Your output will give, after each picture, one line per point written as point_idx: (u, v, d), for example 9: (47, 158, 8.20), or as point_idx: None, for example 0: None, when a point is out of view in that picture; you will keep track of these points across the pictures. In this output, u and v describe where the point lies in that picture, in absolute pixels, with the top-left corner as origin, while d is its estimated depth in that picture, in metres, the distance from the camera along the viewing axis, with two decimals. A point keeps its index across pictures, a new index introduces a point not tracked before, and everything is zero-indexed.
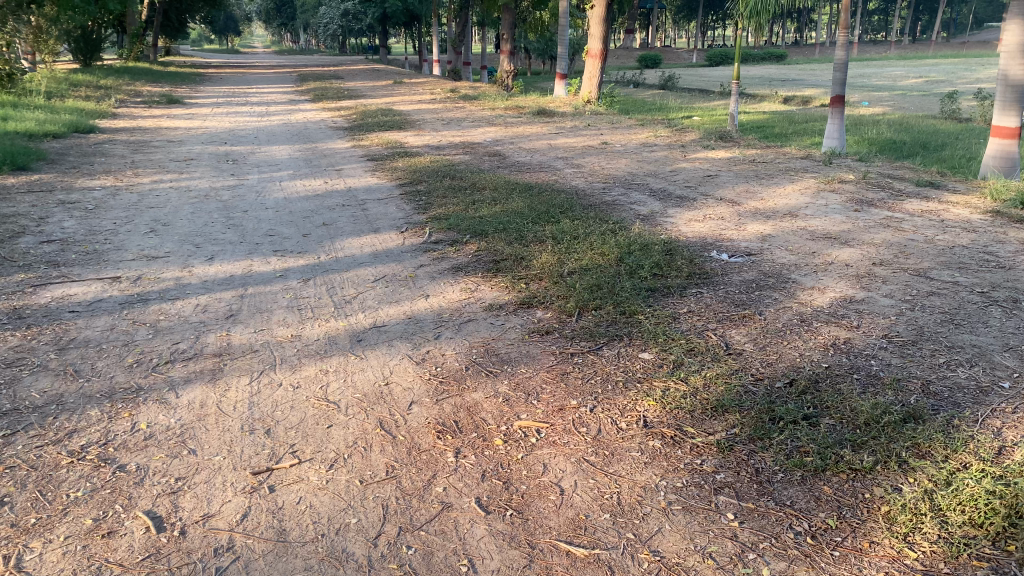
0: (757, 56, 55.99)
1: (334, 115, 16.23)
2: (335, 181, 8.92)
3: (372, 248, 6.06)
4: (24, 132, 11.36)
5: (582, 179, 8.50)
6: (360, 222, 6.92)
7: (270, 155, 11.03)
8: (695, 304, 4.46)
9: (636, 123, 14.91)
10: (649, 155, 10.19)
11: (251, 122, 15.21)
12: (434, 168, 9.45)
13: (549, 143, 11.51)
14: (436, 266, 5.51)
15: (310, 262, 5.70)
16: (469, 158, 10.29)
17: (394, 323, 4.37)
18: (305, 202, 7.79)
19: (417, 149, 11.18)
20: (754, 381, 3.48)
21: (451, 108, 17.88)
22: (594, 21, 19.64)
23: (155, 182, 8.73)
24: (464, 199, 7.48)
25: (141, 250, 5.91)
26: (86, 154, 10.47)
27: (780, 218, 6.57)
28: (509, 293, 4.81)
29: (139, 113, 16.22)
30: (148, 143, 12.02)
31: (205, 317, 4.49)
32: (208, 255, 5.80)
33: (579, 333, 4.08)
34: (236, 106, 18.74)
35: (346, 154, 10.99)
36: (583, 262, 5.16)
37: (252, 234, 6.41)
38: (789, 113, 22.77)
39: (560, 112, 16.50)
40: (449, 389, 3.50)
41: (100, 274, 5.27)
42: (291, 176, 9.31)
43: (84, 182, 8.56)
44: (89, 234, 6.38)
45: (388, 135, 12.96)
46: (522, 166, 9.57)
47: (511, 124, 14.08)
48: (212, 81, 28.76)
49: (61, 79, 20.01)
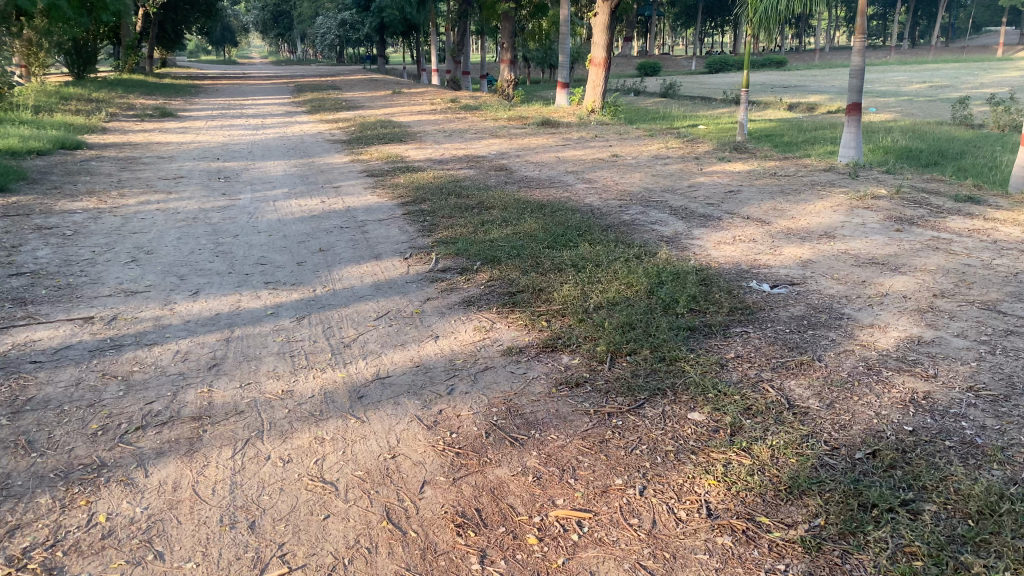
0: (757, 62, 55.60)
1: (332, 128, 15.74)
2: (332, 200, 8.39)
3: (373, 278, 5.52)
4: (6, 149, 10.85)
5: (596, 196, 7.97)
6: (359, 247, 6.39)
7: (263, 171, 10.49)
8: (743, 348, 3.91)
9: (644, 133, 14.43)
10: (664, 168, 9.68)
11: (246, 135, 14.74)
12: (437, 186, 8.92)
13: (556, 156, 10.98)
14: (444, 300, 4.97)
15: (305, 295, 5.16)
16: (474, 173, 9.76)
17: (400, 373, 3.83)
18: (300, 224, 7.26)
19: (419, 164, 10.66)
20: (829, 452, 2.94)
21: (452, 118, 17.37)
22: (598, 28, 19.10)
23: (141, 203, 8.20)
24: (472, 220, 6.95)
25: (120, 283, 5.38)
26: (71, 173, 9.95)
27: (817, 239, 6.04)
28: (528, 333, 4.27)
29: (130, 128, 15.74)
30: (137, 159, 11.50)
31: (185, 368, 3.95)
32: (193, 289, 5.26)
33: (614, 386, 3.54)
34: (231, 118, 18.24)
35: (344, 169, 10.48)
36: (611, 296, 4.62)
37: (242, 264, 5.87)
38: (797, 120, 22.33)
39: (564, 122, 16.02)
40: (468, 465, 2.96)
41: (72, 314, 4.74)
42: (286, 195, 8.78)
43: (65, 205, 8.02)
44: (63, 265, 5.84)
45: (387, 148, 12.43)
46: (530, 182, 9.04)
47: (515, 135, 13.58)
48: (208, 93, 28.30)
49: (51, 92, 19.53)
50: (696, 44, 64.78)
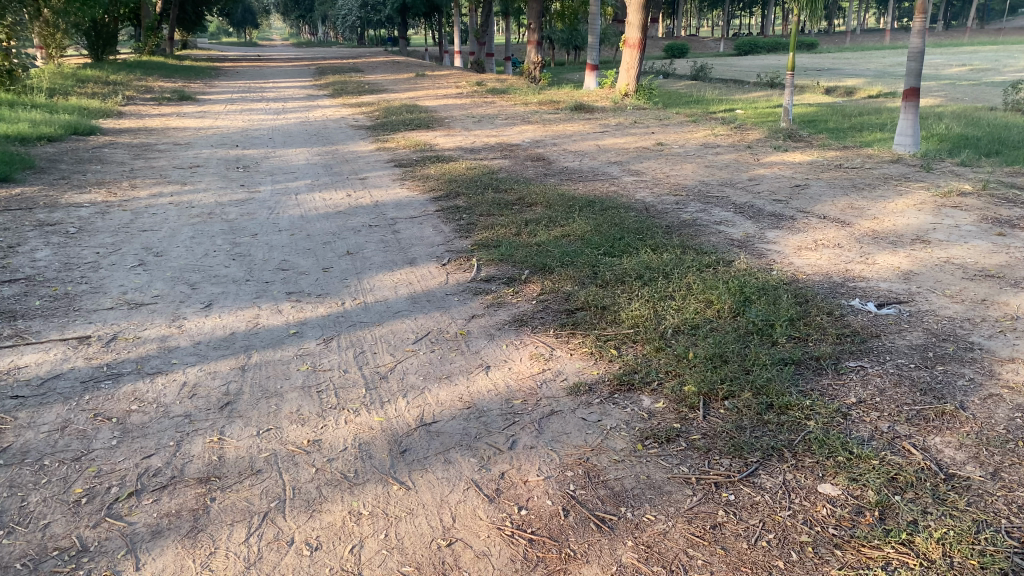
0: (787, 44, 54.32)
1: (355, 113, 15.08)
2: (359, 194, 7.75)
3: (408, 289, 4.87)
4: (15, 136, 10.28)
5: (647, 191, 7.27)
6: (391, 250, 5.74)
7: (285, 160, 9.86)
8: (864, 392, 3.22)
9: (685, 119, 13.65)
10: (716, 158, 8.94)
11: (267, 121, 14.12)
12: (472, 178, 8.25)
13: (596, 145, 10.26)
14: (492, 318, 4.31)
15: (332, 309, 4.51)
16: (510, 164, 9.07)
17: (449, 416, 3.18)
18: (325, 221, 6.63)
19: (449, 153, 9.98)
20: (1019, 551, 2.25)
21: (480, 103, 16.65)
22: (632, 8, 18.23)
23: (154, 196, 7.59)
24: (514, 219, 6.28)
25: (124, 293, 4.76)
26: (81, 161, 9.37)
27: (909, 245, 5.31)
28: (598, 365, 3.60)
29: (148, 112, 15.17)
30: (152, 146, 10.91)
31: (193, 407, 3.31)
32: (205, 301, 4.64)
33: (716, 444, 2.87)
34: (251, 102, 17.62)
35: (370, 159, 9.84)
36: (690, 316, 3.95)
37: (260, 270, 5.24)
38: (838, 104, 21.39)
39: (599, 107, 15.27)
40: (547, 559, 2.30)
41: (66, 331, 4.12)
42: (309, 187, 8.15)
43: (71, 197, 7.43)
44: (63, 269, 5.23)
45: (414, 135, 11.76)
46: (571, 174, 8.35)
47: (549, 121, 12.85)
48: (229, 75, 27.72)
49: (67, 75, 19.00)
50: (723, 26, 63.39)
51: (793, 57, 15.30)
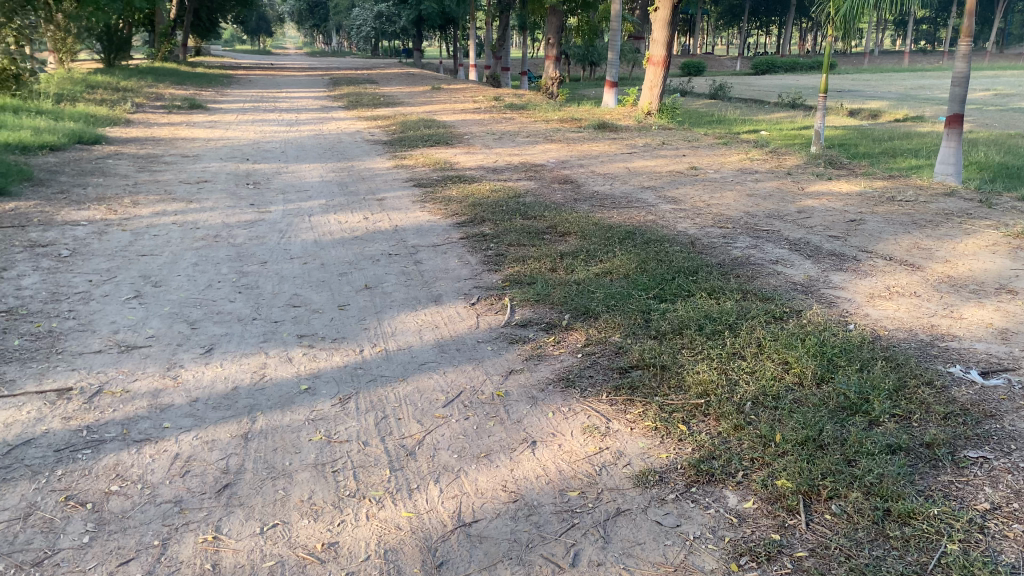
0: (804, 64, 53.84)
1: (371, 127, 14.62)
2: (376, 218, 7.23)
3: (435, 334, 4.32)
4: (17, 144, 9.88)
5: (689, 221, 6.74)
6: (414, 284, 5.21)
7: (299, 176, 9.38)
8: (998, 494, 2.66)
9: (714, 141, 13.14)
10: (756, 186, 8.40)
11: (280, 132, 13.67)
12: (497, 201, 7.74)
13: (625, 167, 9.72)
14: (532, 374, 3.75)
15: (350, 359, 3.96)
16: (536, 187, 8.54)
17: (494, 513, 2.63)
18: (341, 248, 6.12)
19: (470, 173, 9.46)
20: None
21: (499, 119, 16.15)
22: (657, 24, 17.71)
23: (157, 214, 7.09)
24: (547, 251, 5.74)
25: (115, 332, 4.23)
26: (83, 173, 8.90)
27: (995, 296, 4.74)
28: (666, 446, 3.06)
29: (157, 120, 14.76)
30: (159, 158, 10.43)
31: (183, 489, 2.76)
32: (206, 344, 4.10)
33: (830, 567, 2.32)
34: (263, 113, 17.18)
35: (387, 178, 9.35)
36: (768, 384, 3.41)
37: (269, 307, 4.70)
38: (865, 127, 20.83)
39: (623, 126, 14.77)
40: None
41: (44, 381, 3.58)
42: (324, 208, 7.64)
43: (68, 214, 6.92)
44: (50, 300, 4.70)
45: (433, 152, 11.26)
46: (603, 200, 7.80)
47: (573, 140, 12.35)
48: (242, 84, 27.37)
49: (77, 80, 18.61)
50: (739, 45, 62.97)
51: (825, 79, 14.75)
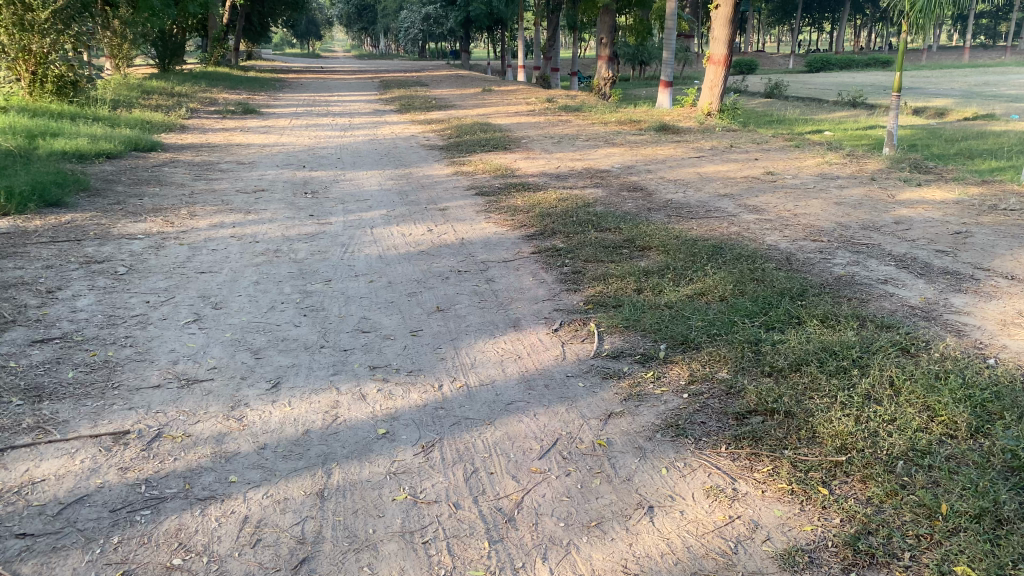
0: (860, 61, 52.41)
1: (426, 131, 14.33)
2: (440, 230, 6.87)
3: (518, 364, 3.92)
4: (74, 152, 9.81)
5: (777, 234, 6.25)
6: (489, 306, 4.81)
7: (356, 184, 9.09)
8: None
9: (783, 143, 12.56)
10: (842, 194, 7.85)
11: (334, 137, 13.46)
12: (566, 211, 7.33)
13: (696, 173, 9.22)
14: (636, 418, 3.31)
15: (428, 396, 3.58)
16: (604, 195, 8.09)
17: None
18: (407, 265, 5.76)
19: (533, 180, 9.05)
20: None
21: (555, 121, 15.70)
22: (719, 22, 17.08)
23: (214, 226, 6.83)
24: (630, 267, 5.29)
25: (174, 363, 3.91)
26: (139, 182, 8.73)
27: None
28: (807, 516, 2.63)
29: (211, 126, 14.68)
30: (213, 166, 10.23)
31: (254, 565, 2.40)
32: (272, 378, 3.75)
33: None
34: (316, 117, 17.01)
35: (447, 185, 9.01)
36: (917, 438, 2.94)
37: (337, 332, 4.35)
38: (937, 127, 19.91)
39: (685, 127, 14.25)
40: None
41: (99, 422, 3.27)
42: (384, 219, 7.30)
43: (123, 227, 6.70)
44: (107, 324, 4.42)
45: (491, 157, 10.88)
46: (679, 210, 7.32)
47: (636, 143, 11.89)
48: (293, 87, 27.37)
49: (133, 86, 18.69)
50: (792, 42, 61.60)
51: (899, 77, 14.01)
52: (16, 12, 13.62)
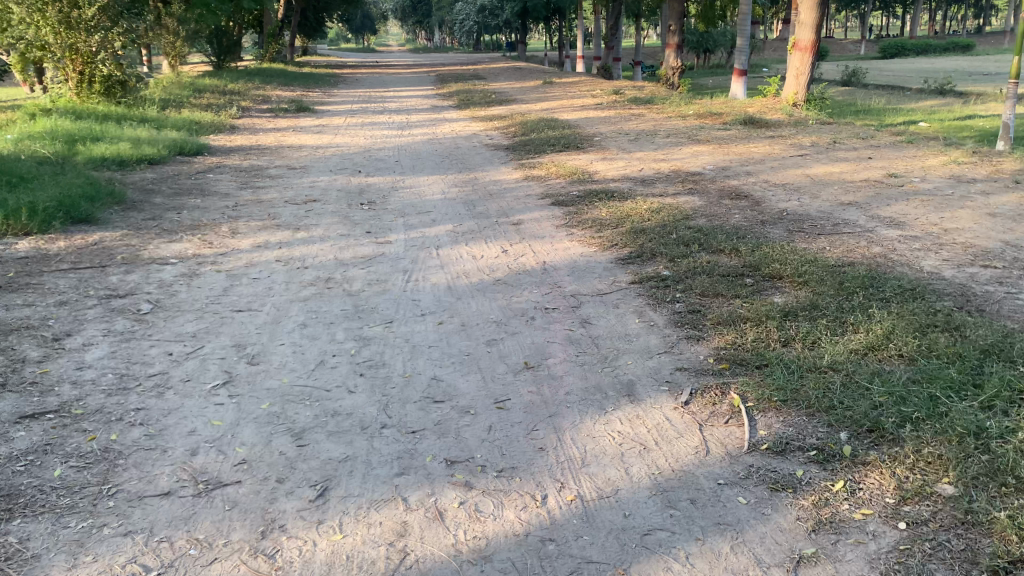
0: (938, 46, 49.88)
1: (489, 129, 13.41)
2: (516, 250, 5.89)
3: (644, 459, 2.90)
4: (115, 159, 9.11)
5: (934, 258, 5.10)
6: (593, 361, 3.79)
7: (418, 193, 8.18)
8: None
9: (888, 137, 11.27)
10: (992, 201, 6.62)
11: (392, 137, 12.62)
12: (663, 224, 6.28)
13: (804, 175, 8.07)
14: (840, 570, 2.29)
15: (528, 514, 2.59)
16: (702, 204, 7.01)
17: None
18: (484, 300, 4.77)
19: (616, 186, 8.00)
20: None
21: (626, 116, 14.58)
22: (805, 5, 15.65)
23: (258, 248, 5.97)
24: (765, 308, 4.23)
25: (193, 454, 2.99)
26: (180, 192, 7.97)
27: None
28: None
29: (264, 126, 13.98)
30: (263, 171, 9.45)
31: None
32: (317, 481, 2.80)
33: None
34: (373, 115, 16.21)
35: (519, 193, 8.04)
36: None
37: (402, 403, 3.38)
38: None
39: (773, 120, 13.02)
40: None
41: (81, 562, 2.36)
42: (451, 237, 6.36)
43: (156, 249, 5.90)
44: (117, 391, 3.53)
45: (565, 158, 9.87)
46: (798, 223, 6.19)
47: (724, 140, 10.75)
48: (350, 83, 26.74)
49: (186, 84, 18.19)
50: (862, 27, 59.06)
51: (1016, 62, 12.29)
52: (63, 9, 13.08)
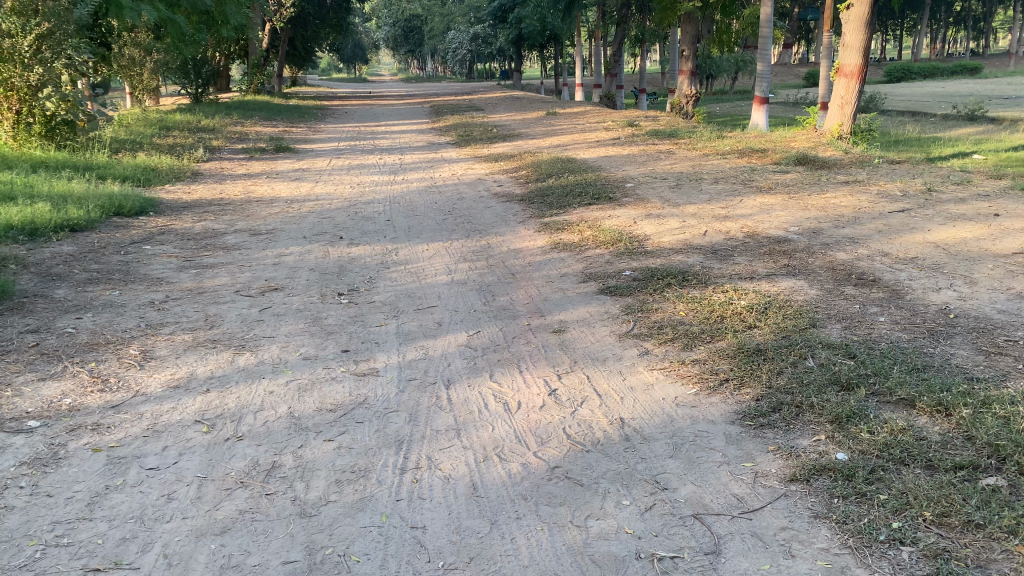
0: (946, 68, 48.40)
1: (496, 172, 11.40)
2: (571, 389, 3.82)
3: None
4: (24, 227, 7.01)
5: None
6: None
7: (417, 271, 6.12)
8: None
9: (984, 179, 9.30)
10: None
11: (382, 184, 10.60)
12: (780, 335, 4.24)
13: (932, 245, 6.04)
14: None
15: None
16: (818, 295, 4.96)
17: None
18: (539, 528, 2.69)
19: (683, 260, 5.95)
20: None
21: (653, 152, 12.62)
22: (851, 25, 13.74)
23: (174, 393, 3.88)
24: None
25: None
26: (94, 278, 5.89)
27: None
28: None
29: (232, 171, 11.96)
30: (217, 238, 7.39)
31: None
32: None
33: None
34: (361, 154, 14.22)
35: (552, 271, 6.01)
36: None
37: None
38: None
39: (830, 159, 11.08)
40: None
41: None
42: (467, 358, 4.29)
43: (13, 397, 3.80)
44: None
45: (598, 215, 7.85)
46: (986, 336, 4.16)
47: (790, 186, 8.75)
48: (337, 116, 24.86)
49: (151, 120, 16.18)
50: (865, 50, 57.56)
51: None
52: None
